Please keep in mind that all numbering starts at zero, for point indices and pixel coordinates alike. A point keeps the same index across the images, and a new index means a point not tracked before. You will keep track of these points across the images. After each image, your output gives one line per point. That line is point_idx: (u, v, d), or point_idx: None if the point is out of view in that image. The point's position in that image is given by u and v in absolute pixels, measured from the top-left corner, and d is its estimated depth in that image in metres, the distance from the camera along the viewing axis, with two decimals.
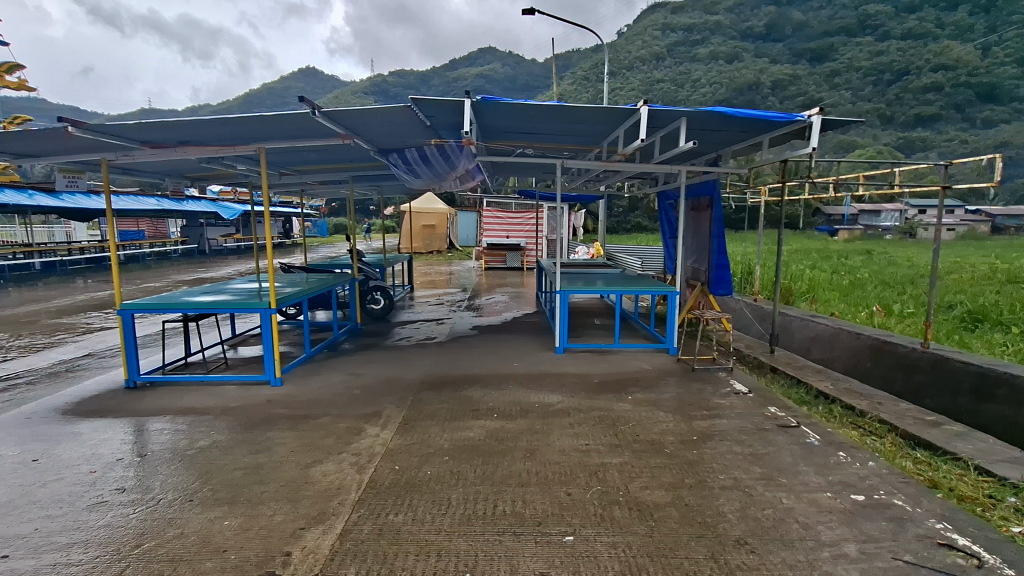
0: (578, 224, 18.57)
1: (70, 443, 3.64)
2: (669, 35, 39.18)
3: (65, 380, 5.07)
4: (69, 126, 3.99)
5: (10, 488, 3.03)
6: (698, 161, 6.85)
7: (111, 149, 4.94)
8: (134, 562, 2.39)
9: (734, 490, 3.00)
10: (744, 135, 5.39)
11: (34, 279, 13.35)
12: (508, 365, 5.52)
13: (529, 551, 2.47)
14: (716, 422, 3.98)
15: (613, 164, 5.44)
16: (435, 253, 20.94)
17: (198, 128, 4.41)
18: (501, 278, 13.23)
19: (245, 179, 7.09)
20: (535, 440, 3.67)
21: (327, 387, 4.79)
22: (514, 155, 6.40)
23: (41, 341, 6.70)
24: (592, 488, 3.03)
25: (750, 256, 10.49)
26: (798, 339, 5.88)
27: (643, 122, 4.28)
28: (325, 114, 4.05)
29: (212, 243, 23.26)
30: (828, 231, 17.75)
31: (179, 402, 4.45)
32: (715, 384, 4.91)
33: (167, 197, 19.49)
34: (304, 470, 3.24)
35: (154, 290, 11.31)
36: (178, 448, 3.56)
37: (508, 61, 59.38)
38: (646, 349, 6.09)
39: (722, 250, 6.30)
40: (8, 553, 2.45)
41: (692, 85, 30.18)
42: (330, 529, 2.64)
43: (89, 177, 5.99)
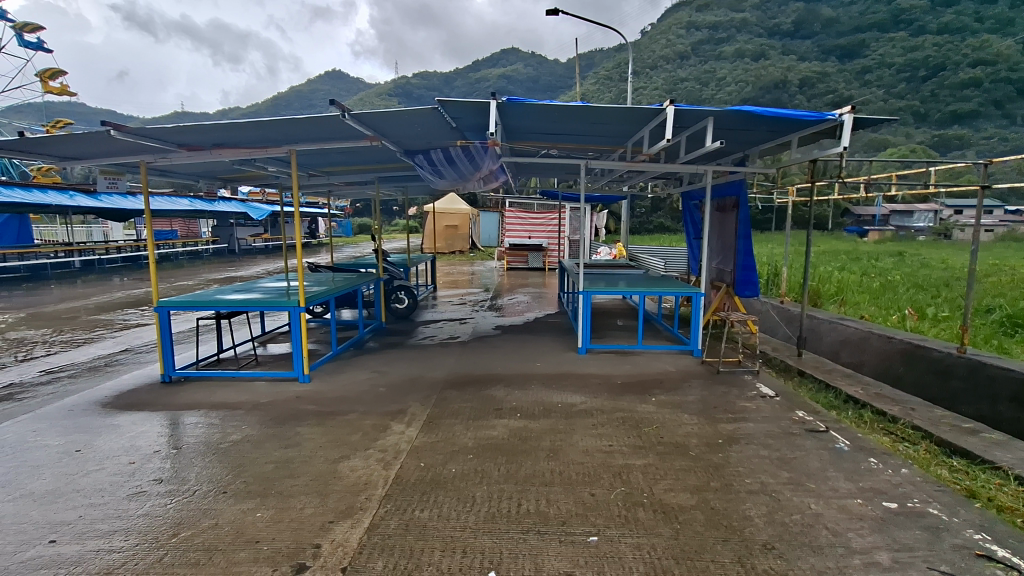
0: (600, 225, 18.48)
1: (110, 435, 3.79)
2: (694, 34, 38.81)
3: (104, 375, 5.27)
4: (111, 130, 4.17)
5: (56, 477, 3.17)
6: (724, 162, 6.76)
7: (149, 152, 5.09)
8: (172, 550, 2.48)
9: (761, 495, 2.96)
10: (773, 134, 5.32)
11: (76, 277, 13.90)
12: (530, 365, 5.54)
13: (553, 551, 2.48)
14: (742, 426, 3.93)
15: (638, 164, 5.41)
16: (458, 253, 21.14)
17: (232, 130, 4.52)
18: (523, 278, 13.30)
19: (275, 181, 7.27)
20: (559, 440, 3.68)
21: (353, 384, 4.88)
22: (538, 156, 6.42)
23: (81, 336, 6.98)
24: (616, 489, 3.03)
25: (776, 258, 10.28)
26: (826, 342, 5.75)
27: (669, 122, 4.24)
28: (355, 116, 4.13)
29: (241, 243, 23.89)
30: (858, 232, 17.30)
31: (212, 396, 4.59)
32: (741, 387, 4.84)
33: (200, 198, 20.06)
34: (332, 465, 3.31)
35: (186, 288, 11.64)
36: (211, 442, 3.67)
37: (530, 61, 59.37)
38: (669, 351, 6.04)
39: (749, 251, 6.19)
40: (55, 539, 2.57)
41: (716, 84, 29.69)
42: (359, 523, 2.70)
43: (128, 178, 6.20)
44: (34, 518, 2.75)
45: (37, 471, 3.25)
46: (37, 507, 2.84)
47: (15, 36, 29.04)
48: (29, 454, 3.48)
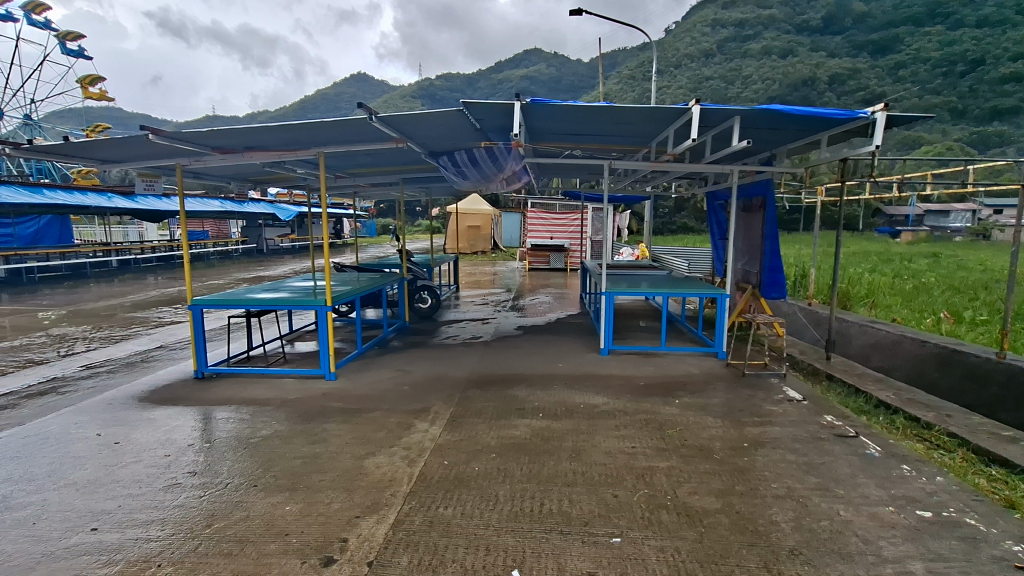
0: (623, 225, 18.39)
1: (146, 428, 3.93)
2: (719, 32, 38.46)
3: (141, 370, 5.47)
4: (150, 133, 4.32)
5: (96, 467, 3.31)
6: (750, 161, 6.66)
7: (184, 155, 5.27)
8: (206, 540, 2.56)
9: (788, 500, 2.91)
10: (801, 133, 5.21)
11: (112, 275, 14.44)
12: (553, 365, 5.54)
13: (576, 551, 2.49)
14: (768, 429, 3.87)
15: (662, 165, 5.36)
16: (480, 253, 21.27)
17: (263, 133, 4.64)
18: (545, 279, 13.34)
19: (304, 183, 7.42)
20: (581, 441, 3.68)
21: (377, 382, 4.96)
22: (561, 157, 6.42)
23: (119, 333, 7.26)
24: (639, 491, 3.02)
25: (804, 259, 10.07)
26: (855, 345, 5.61)
27: (695, 122, 4.19)
28: (381, 119, 4.20)
29: (269, 243, 24.50)
30: (890, 232, 16.73)
31: (242, 393, 4.71)
32: (767, 390, 4.75)
33: (230, 200, 20.63)
34: (358, 461, 3.38)
35: (217, 287, 11.98)
36: (242, 436, 3.78)
37: (553, 61, 59.37)
38: (693, 353, 5.96)
39: (776, 251, 6.10)
40: (97, 526, 2.69)
41: (742, 83, 29.17)
42: (384, 518, 2.75)
43: (165, 181, 6.41)
44: (77, 506, 2.87)
45: (79, 462, 3.39)
46: (80, 496, 2.97)
47: (58, 45, 30.35)
48: (72, 445, 3.64)
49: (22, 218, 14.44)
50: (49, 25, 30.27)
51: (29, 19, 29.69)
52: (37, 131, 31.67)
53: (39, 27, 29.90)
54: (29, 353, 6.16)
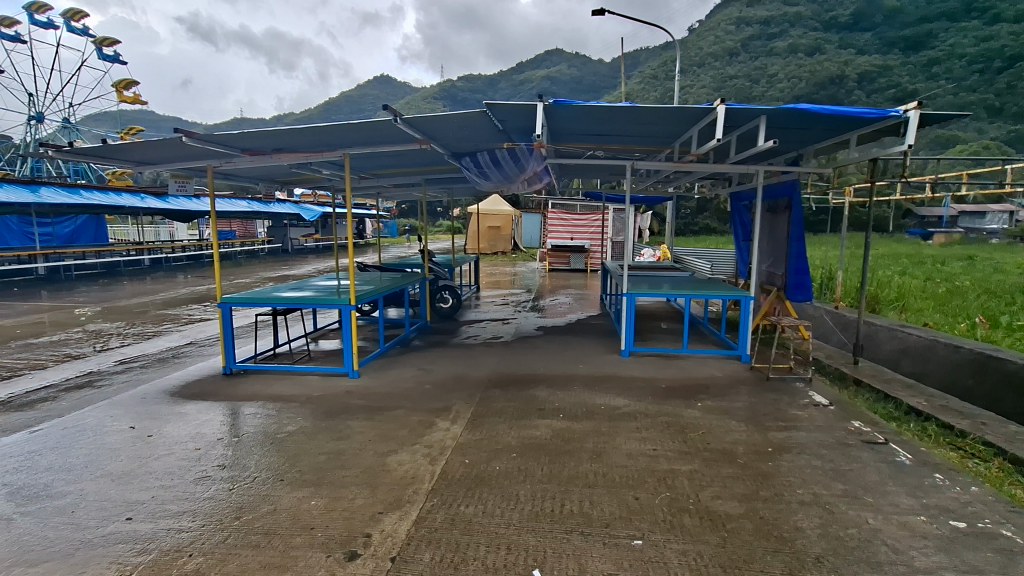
0: (645, 226, 18.23)
1: (178, 422, 4.05)
2: (744, 30, 37.80)
3: (172, 365, 5.64)
4: (183, 136, 4.44)
5: (130, 459, 3.42)
6: (776, 161, 6.54)
7: (214, 157, 5.42)
8: (235, 532, 2.63)
9: (813, 506, 2.86)
10: (830, 133, 5.11)
11: (144, 274, 14.89)
12: (573, 366, 5.53)
13: (598, 551, 2.49)
14: (793, 435, 3.80)
15: (686, 165, 5.31)
16: (500, 254, 21.33)
17: (291, 135, 4.73)
18: (565, 279, 13.31)
19: (329, 184, 7.54)
20: (602, 442, 3.67)
21: (399, 381, 5.02)
22: (583, 157, 6.39)
23: (151, 329, 7.48)
24: (660, 494, 3.00)
25: (831, 261, 9.85)
26: (884, 350, 5.47)
27: (720, 121, 4.14)
28: (405, 120, 4.25)
29: (294, 243, 24.98)
30: (921, 234, 16.15)
31: (269, 389, 4.82)
32: (792, 395, 4.67)
33: (257, 200, 21.08)
34: (381, 458, 3.43)
35: (244, 285, 12.29)
36: (268, 432, 3.87)
37: (575, 61, 59.19)
38: (716, 356, 5.88)
39: (802, 253, 6.00)
40: (131, 516, 2.78)
41: (767, 82, 28.67)
42: (406, 515, 2.78)
43: (196, 181, 6.57)
44: (113, 496, 2.98)
45: (114, 453, 3.51)
46: (115, 486, 3.08)
47: (95, 50, 31.45)
48: (107, 438, 3.77)
49: (60, 218, 15.05)
50: (87, 32, 31.44)
51: (68, 25, 30.82)
52: (76, 134, 32.94)
53: (76, 33, 31.03)
54: (67, 348, 6.40)
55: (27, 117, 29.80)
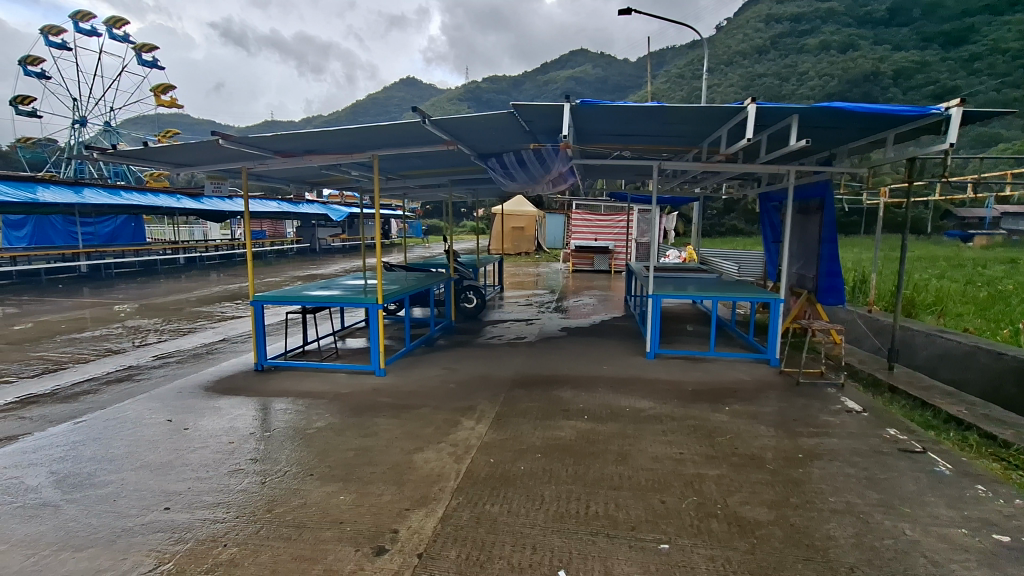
0: (670, 228, 18.03)
1: (212, 416, 4.18)
2: (775, 27, 37.00)
3: (206, 361, 5.81)
4: (220, 139, 4.59)
5: (167, 451, 3.54)
6: (808, 161, 6.39)
7: (250, 158, 5.58)
8: (268, 524, 2.70)
9: (847, 515, 2.79)
10: (865, 132, 4.97)
11: (179, 272, 15.39)
12: (597, 368, 5.50)
13: (624, 555, 2.47)
14: (825, 441, 3.71)
15: (714, 165, 5.24)
16: (524, 255, 21.36)
17: (322, 138, 4.83)
18: (589, 281, 13.25)
19: (357, 185, 7.68)
20: (627, 445, 3.64)
21: (425, 380, 5.07)
22: (609, 158, 6.35)
23: (186, 325, 7.73)
24: (687, 498, 2.96)
25: (864, 264, 9.58)
26: (922, 356, 5.29)
27: (750, 121, 4.06)
28: (434, 122, 4.30)
29: (322, 243, 25.50)
30: (960, 236, 15.44)
31: (299, 385, 4.93)
32: (823, 401, 4.55)
33: (287, 201, 21.58)
34: (407, 456, 3.47)
35: (274, 284, 12.59)
36: (298, 427, 3.96)
37: (600, 62, 58.83)
38: (744, 359, 5.78)
39: (834, 256, 5.84)
40: (169, 506, 2.88)
41: (797, 80, 27.98)
42: (432, 513, 2.81)
43: (230, 183, 6.76)
44: (152, 486, 3.09)
45: (152, 445, 3.64)
46: (154, 477, 3.20)
47: (135, 56, 32.59)
48: (146, 430, 3.91)
49: (101, 218, 15.74)
50: (128, 39, 32.62)
51: (110, 33, 32.04)
52: (118, 137, 34.27)
53: (118, 40, 32.23)
54: (108, 343, 6.65)
55: (73, 121, 31.08)
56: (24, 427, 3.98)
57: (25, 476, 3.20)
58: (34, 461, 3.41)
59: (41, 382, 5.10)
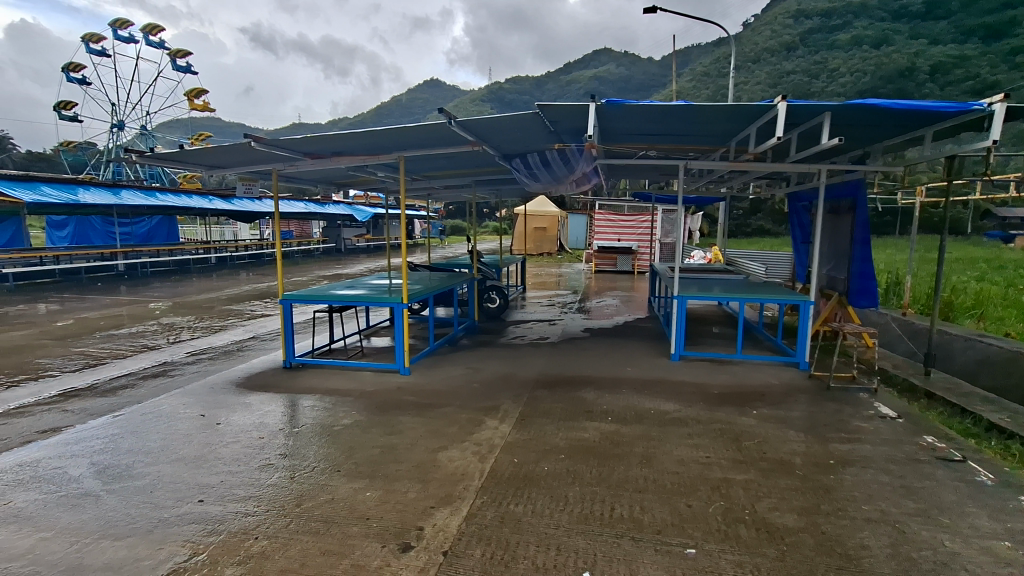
0: (695, 228, 17.79)
1: (243, 411, 4.29)
2: (804, 23, 36.16)
3: (236, 358, 5.95)
4: (252, 141, 4.69)
5: (201, 445, 3.65)
6: (839, 159, 6.22)
7: (281, 160, 5.72)
8: (297, 518, 2.76)
9: (881, 524, 2.70)
10: (901, 129, 4.82)
11: (211, 271, 15.84)
12: (621, 369, 5.46)
13: (649, 558, 2.45)
14: (858, 448, 3.61)
15: (742, 164, 5.14)
16: (546, 255, 21.34)
17: (349, 140, 4.91)
18: (612, 281, 13.17)
19: (383, 186, 7.79)
20: (652, 447, 3.60)
21: (449, 379, 5.11)
22: (634, 158, 6.30)
23: (218, 323, 7.95)
24: (714, 503, 2.92)
25: (899, 265, 9.27)
26: (960, 361, 5.10)
27: (780, 119, 3.99)
28: (460, 122, 4.33)
29: (347, 243, 25.92)
30: (1001, 237, 14.59)
31: (326, 383, 5.02)
32: (856, 406, 4.42)
33: (314, 202, 21.99)
34: (431, 454, 3.50)
35: (301, 283, 12.85)
36: (325, 424, 4.03)
37: (623, 61, 58.37)
38: (772, 362, 5.66)
39: (867, 257, 5.68)
40: (203, 498, 2.97)
41: (827, 77, 27.22)
42: (457, 511, 2.83)
43: (261, 184, 6.92)
44: (187, 479, 3.18)
45: (187, 438, 3.76)
46: (189, 469, 3.30)
47: (170, 62, 33.67)
48: (180, 424, 4.04)
49: (138, 218, 16.31)
50: (163, 46, 33.73)
51: (147, 40, 33.16)
52: (153, 141, 35.47)
53: (154, 46, 33.33)
54: (144, 339, 6.88)
55: (111, 125, 32.22)
56: (66, 419, 4.15)
57: (68, 467, 3.34)
58: (77, 452, 3.55)
59: (82, 376, 5.31)
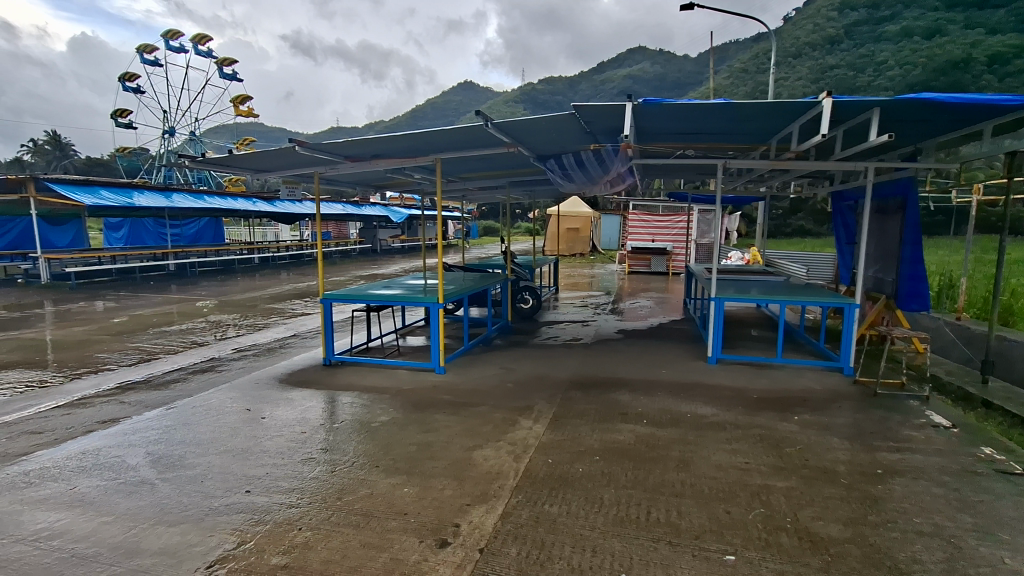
0: (732, 229, 17.38)
1: (286, 406, 4.44)
2: (849, 15, 34.82)
3: (279, 355, 6.16)
4: (296, 145, 4.86)
5: (246, 437, 3.80)
6: (888, 157, 5.97)
7: (323, 164, 5.91)
8: (337, 511, 2.84)
9: (935, 538, 2.59)
10: (956, 124, 4.59)
11: (253, 271, 16.43)
12: (656, 372, 5.39)
13: (687, 563, 2.42)
14: (908, 457, 3.46)
15: (784, 164, 5.00)
16: (579, 255, 21.25)
17: (387, 143, 5.02)
18: (645, 282, 13.02)
19: (419, 188, 7.91)
20: (688, 452, 3.55)
21: (483, 379, 5.15)
22: (671, 157, 6.20)
23: (261, 321, 8.25)
24: (754, 510, 2.85)
25: (953, 266, 8.82)
26: (1021, 369, 4.82)
27: (826, 116, 3.84)
28: (496, 125, 4.38)
29: (383, 244, 26.47)
30: None
31: (364, 380, 5.14)
32: (906, 414, 4.23)
33: (351, 203, 22.53)
34: (467, 453, 3.54)
35: (339, 284, 13.18)
36: (363, 420, 4.13)
37: (658, 59, 57.48)
38: (814, 367, 5.48)
39: (917, 259, 5.43)
40: (250, 489, 3.09)
41: (874, 70, 26.08)
42: (492, 509, 2.86)
43: (303, 186, 7.14)
44: (235, 470, 3.32)
45: (234, 431, 3.92)
46: (236, 461, 3.43)
47: (216, 71, 35.19)
48: (228, 417, 4.22)
49: (187, 220, 17.08)
50: (211, 55, 35.16)
51: (195, 50, 34.77)
52: (201, 146, 37.04)
53: (202, 56, 34.82)
54: (194, 336, 7.20)
55: (163, 132, 33.84)
56: (123, 411, 4.39)
57: (126, 455, 3.53)
58: (134, 442, 3.75)
59: (137, 370, 5.60)
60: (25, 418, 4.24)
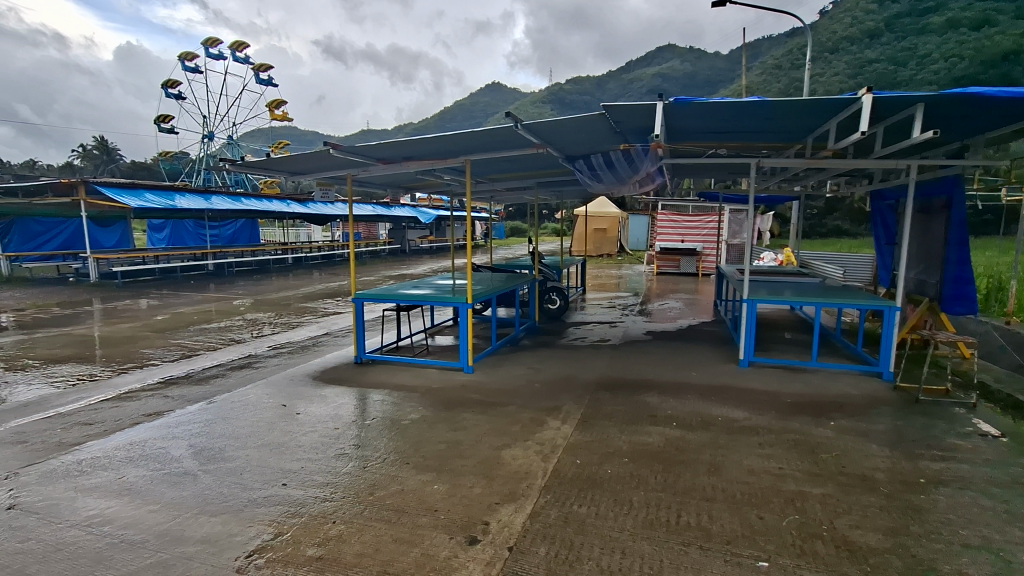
0: (765, 229, 16.97)
1: (320, 403, 4.56)
2: (890, 7, 33.56)
3: (312, 353, 6.32)
4: (331, 149, 4.99)
5: (282, 432, 3.92)
6: (933, 154, 5.75)
7: (355, 166, 6.04)
8: (369, 506, 2.90)
9: (982, 551, 2.49)
10: (1007, 120, 4.38)
11: (287, 271, 16.88)
12: (686, 374, 5.32)
13: (718, 568, 2.39)
14: (953, 467, 3.32)
15: (821, 162, 4.86)
16: (606, 256, 21.11)
17: (418, 145, 5.10)
18: (674, 283, 12.82)
19: (448, 189, 8.00)
20: (719, 456, 3.49)
21: (510, 378, 5.18)
22: (703, 156, 6.09)
23: (295, 319, 8.47)
24: (788, 516, 2.79)
25: (1002, 267, 8.42)
26: None
27: (866, 112, 3.72)
28: (526, 126, 4.40)
29: (411, 244, 26.82)
30: None
31: (394, 379, 5.23)
32: (950, 422, 4.07)
33: (380, 204, 22.90)
34: (496, 451, 3.57)
35: (369, 284, 13.40)
36: (393, 418, 4.20)
37: (688, 57, 56.57)
38: (852, 371, 5.32)
39: (963, 260, 5.21)
40: (286, 482, 3.19)
41: (917, 64, 25.06)
42: (521, 508, 2.88)
43: (335, 188, 7.30)
44: (271, 463, 3.43)
45: (270, 426, 4.05)
46: (273, 455, 3.55)
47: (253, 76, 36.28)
48: (264, 412, 4.35)
49: (224, 221, 17.66)
50: (247, 60, 36.22)
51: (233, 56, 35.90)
52: (237, 149, 38.20)
53: (240, 62, 35.93)
54: (232, 333, 7.46)
55: (202, 136, 35.05)
56: (167, 404, 4.58)
57: (170, 447, 3.68)
58: (177, 434, 3.91)
59: (179, 366, 5.82)
60: (77, 410, 4.46)
